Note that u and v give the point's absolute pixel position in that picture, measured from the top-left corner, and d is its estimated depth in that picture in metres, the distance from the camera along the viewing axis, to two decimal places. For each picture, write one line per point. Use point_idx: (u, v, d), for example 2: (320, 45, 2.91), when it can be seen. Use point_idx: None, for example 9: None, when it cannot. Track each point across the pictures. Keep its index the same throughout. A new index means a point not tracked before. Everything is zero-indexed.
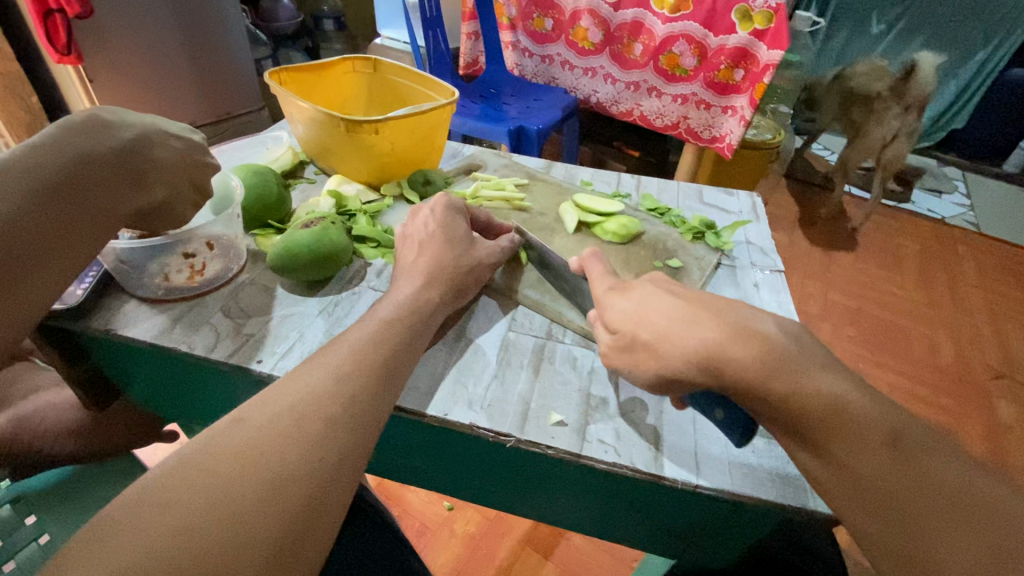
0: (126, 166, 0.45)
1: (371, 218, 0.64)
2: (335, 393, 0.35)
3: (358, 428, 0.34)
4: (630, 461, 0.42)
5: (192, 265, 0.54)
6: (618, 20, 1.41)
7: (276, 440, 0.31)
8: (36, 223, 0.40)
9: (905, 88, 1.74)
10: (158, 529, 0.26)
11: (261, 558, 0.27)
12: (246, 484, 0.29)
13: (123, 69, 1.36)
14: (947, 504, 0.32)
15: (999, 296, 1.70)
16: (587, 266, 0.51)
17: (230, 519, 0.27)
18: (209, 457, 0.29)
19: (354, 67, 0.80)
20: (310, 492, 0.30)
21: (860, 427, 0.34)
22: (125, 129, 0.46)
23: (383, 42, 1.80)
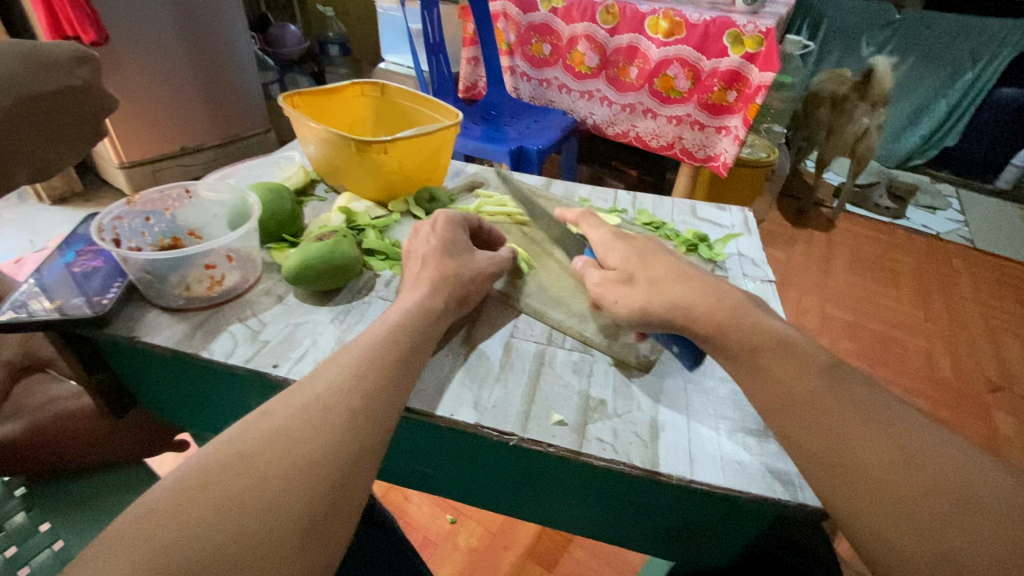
0: (77, 121, 0.54)
1: (379, 232, 0.68)
2: (352, 387, 0.38)
3: (374, 420, 0.37)
4: (628, 459, 0.44)
5: (211, 276, 0.56)
6: (614, 44, 1.47)
7: (299, 429, 0.33)
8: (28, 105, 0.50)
9: (867, 88, 1.86)
10: (192, 509, 0.28)
11: (290, 537, 0.29)
12: (273, 469, 0.31)
13: (136, 93, 1.42)
14: (928, 467, 0.34)
15: (995, 310, 1.72)
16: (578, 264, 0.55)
17: (261, 501, 0.30)
18: (236, 445, 0.32)
19: (362, 91, 0.85)
20: (332, 479, 0.32)
21: (856, 407, 0.37)
22: (61, 72, 0.52)
23: (388, 66, 1.87)
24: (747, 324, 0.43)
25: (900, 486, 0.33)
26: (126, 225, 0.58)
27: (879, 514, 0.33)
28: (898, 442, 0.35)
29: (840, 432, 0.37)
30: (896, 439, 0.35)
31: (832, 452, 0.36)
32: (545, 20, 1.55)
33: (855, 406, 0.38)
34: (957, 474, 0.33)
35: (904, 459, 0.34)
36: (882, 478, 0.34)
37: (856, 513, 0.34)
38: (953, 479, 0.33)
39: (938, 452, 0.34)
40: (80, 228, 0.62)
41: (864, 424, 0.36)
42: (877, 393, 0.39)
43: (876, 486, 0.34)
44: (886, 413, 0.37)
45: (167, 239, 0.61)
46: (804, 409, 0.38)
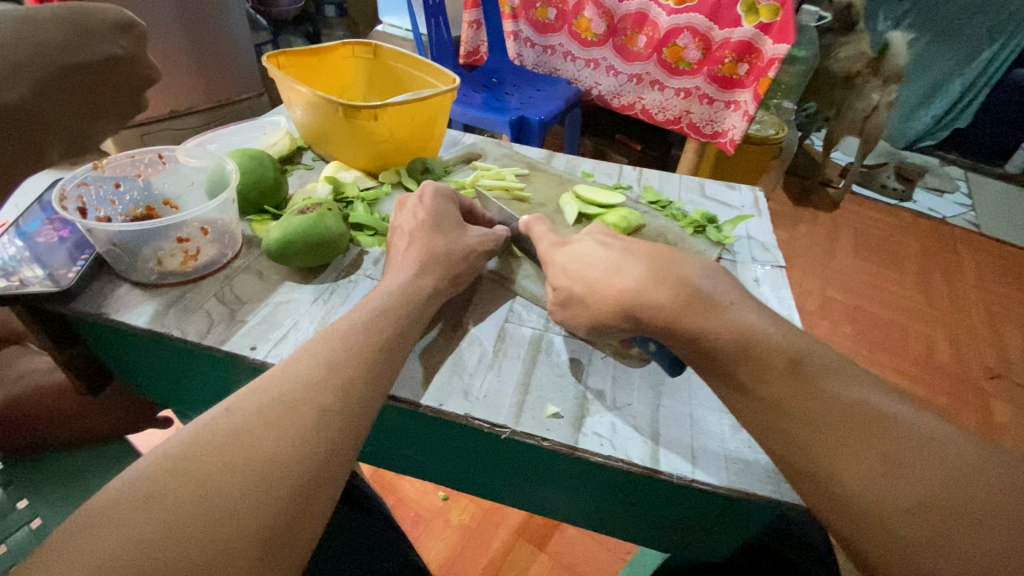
0: (121, 90, 0.45)
1: (368, 205, 0.64)
2: (324, 384, 0.35)
3: (349, 419, 0.35)
4: (626, 455, 0.41)
5: (185, 250, 0.53)
6: (623, 10, 1.40)
7: (265, 430, 0.31)
8: (76, 92, 0.43)
9: (882, 61, 1.77)
10: (140, 522, 0.26)
11: (246, 551, 0.27)
12: (233, 475, 0.29)
13: None
14: (877, 436, 0.32)
15: (997, 297, 1.70)
16: (544, 238, 0.53)
17: (218, 510, 0.27)
18: (194, 447, 0.29)
19: (354, 52, 0.79)
20: (299, 485, 0.30)
21: (803, 380, 0.36)
22: (100, 41, 0.43)
23: (385, 29, 1.79)
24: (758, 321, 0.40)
25: (849, 464, 0.32)
26: (93, 192, 0.54)
27: (831, 494, 0.32)
28: (876, 434, 0.32)
29: (811, 424, 0.34)
30: (877, 432, 0.33)
31: (782, 433, 0.35)
32: None
33: (802, 379, 0.36)
34: (909, 440, 0.32)
35: (867, 451, 0.32)
36: (834, 461, 0.33)
37: (812, 491, 0.34)
38: (903, 449, 0.32)
39: (890, 418, 0.33)
40: (46, 192, 0.58)
41: (812, 399, 0.35)
42: (840, 363, 0.37)
43: (826, 465, 0.33)
44: (835, 383, 0.35)
45: (140, 209, 0.57)
46: (762, 394, 0.36)
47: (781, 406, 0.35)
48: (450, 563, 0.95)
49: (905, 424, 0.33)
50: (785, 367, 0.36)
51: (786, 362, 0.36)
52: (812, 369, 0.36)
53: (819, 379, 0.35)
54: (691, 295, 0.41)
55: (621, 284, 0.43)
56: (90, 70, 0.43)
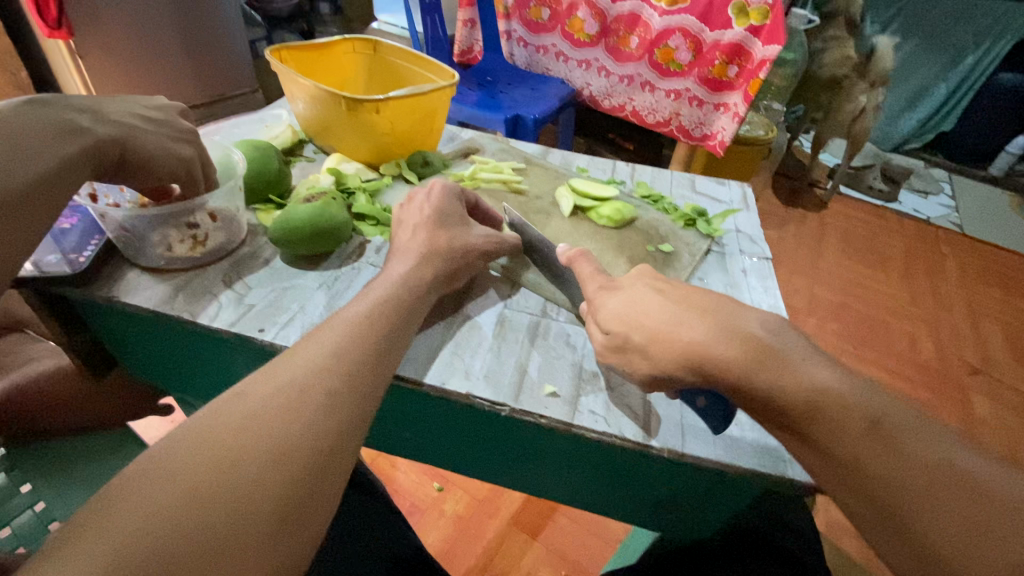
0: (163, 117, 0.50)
1: (370, 196, 0.65)
2: (332, 367, 0.37)
3: (355, 399, 0.37)
4: (620, 431, 0.43)
5: (194, 236, 0.54)
6: (616, 11, 1.43)
7: (279, 409, 0.33)
8: (120, 111, 0.48)
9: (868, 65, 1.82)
10: (164, 492, 0.28)
11: (264, 522, 0.29)
12: (249, 449, 0.31)
13: (110, 42, 1.46)
14: (967, 502, 0.30)
15: (980, 296, 1.75)
16: (592, 279, 0.50)
17: (235, 485, 0.29)
18: (210, 425, 0.31)
19: (354, 48, 0.81)
20: (310, 460, 0.32)
21: (882, 441, 0.32)
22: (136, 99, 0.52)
23: (380, 26, 1.80)
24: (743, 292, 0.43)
25: (937, 531, 0.30)
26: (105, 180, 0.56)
27: (918, 562, 0.30)
28: (971, 496, 0.30)
29: (899, 489, 0.31)
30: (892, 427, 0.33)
31: (862, 495, 0.32)
32: None
33: (881, 439, 0.33)
34: (1002, 505, 0.29)
35: (956, 519, 0.30)
36: (918, 527, 0.30)
37: (894, 553, 0.31)
38: (998, 517, 0.29)
39: (977, 479, 0.30)
40: None
41: (893, 462, 0.32)
42: (918, 419, 0.34)
43: (909, 532, 0.30)
44: (915, 443, 0.32)
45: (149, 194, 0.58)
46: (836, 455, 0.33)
47: (855, 469, 0.32)
48: (446, 550, 0.97)
49: (975, 477, 0.30)
50: (860, 426, 0.33)
51: (862, 420, 0.33)
52: (889, 428, 0.33)
53: (898, 438, 0.32)
54: None
55: None
56: (124, 99, 0.50)
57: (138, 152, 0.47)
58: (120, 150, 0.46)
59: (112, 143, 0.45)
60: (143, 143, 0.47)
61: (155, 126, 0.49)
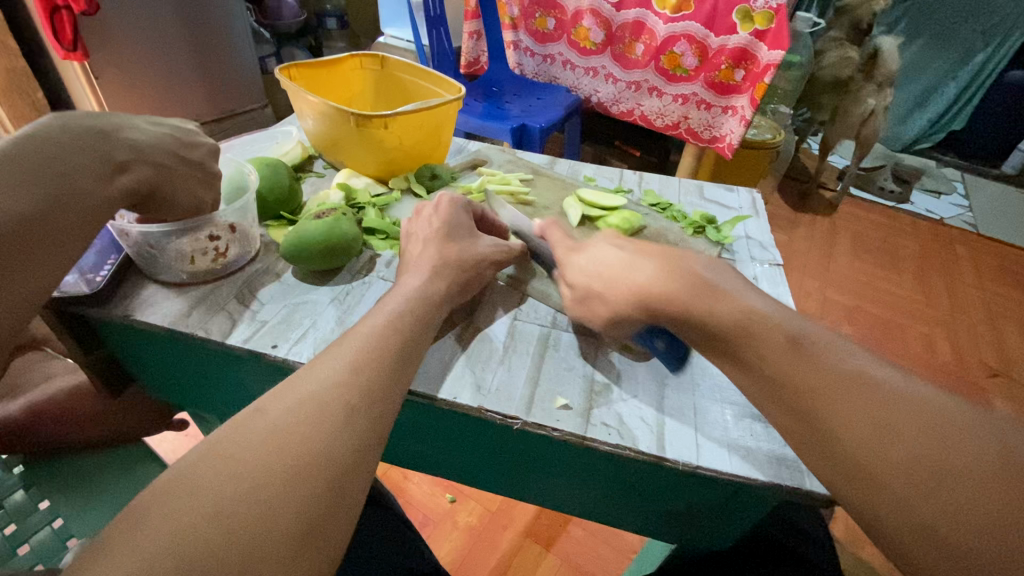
0: (198, 154, 0.50)
1: (380, 210, 0.65)
2: (349, 382, 0.37)
3: (373, 415, 0.37)
4: (633, 443, 0.43)
5: (215, 247, 0.54)
6: (620, 20, 1.44)
7: (298, 426, 0.33)
8: (161, 146, 0.48)
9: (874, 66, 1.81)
10: (186, 514, 0.28)
11: (286, 541, 0.29)
12: (269, 469, 0.31)
13: (123, 62, 1.48)
14: (937, 445, 0.31)
15: (997, 297, 1.72)
16: (562, 244, 0.55)
17: (257, 504, 0.29)
18: (229, 445, 0.31)
19: (362, 64, 0.82)
20: (330, 475, 0.32)
21: (861, 394, 0.34)
22: (172, 122, 0.51)
23: (387, 40, 1.83)
24: (758, 297, 0.42)
25: (904, 474, 0.31)
26: None
27: (887, 504, 0.32)
28: (937, 440, 0.32)
29: (872, 438, 0.33)
30: (889, 410, 0.33)
31: (838, 444, 0.34)
32: None
33: (860, 393, 0.34)
34: (965, 445, 0.31)
35: (922, 461, 0.31)
36: (890, 467, 0.32)
37: (865, 501, 0.33)
38: (962, 460, 0.31)
39: (944, 426, 0.32)
40: None
41: (868, 413, 0.34)
42: (904, 379, 0.35)
43: (879, 476, 0.32)
44: (889, 393, 0.34)
45: None
46: (816, 411, 0.35)
47: (831, 419, 0.35)
48: (460, 563, 0.96)
49: (944, 424, 0.32)
50: (845, 386, 0.35)
51: (845, 379, 0.35)
52: (868, 381, 0.35)
53: (879, 393, 0.34)
54: (687, 278, 0.43)
55: (632, 276, 0.45)
56: (162, 127, 0.49)
57: (164, 193, 0.48)
58: (150, 192, 0.47)
59: (143, 185, 0.46)
60: (172, 186, 0.48)
61: (189, 167, 0.49)
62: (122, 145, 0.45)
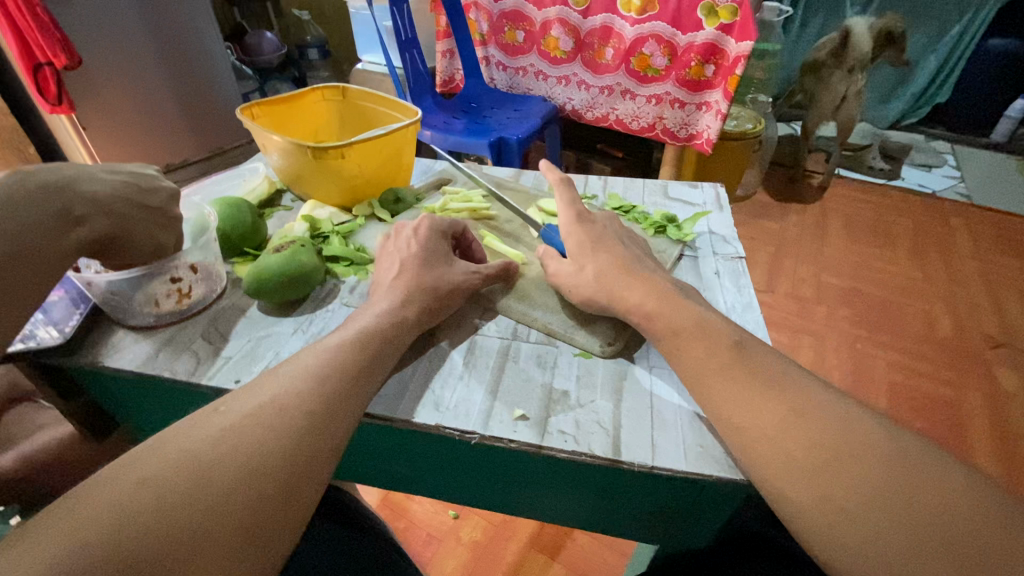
0: (158, 201, 0.52)
1: (344, 237, 0.67)
2: (311, 388, 0.40)
3: (331, 418, 0.39)
4: (589, 448, 0.43)
5: (178, 289, 0.56)
6: (588, 26, 1.45)
7: (255, 427, 0.36)
8: (120, 195, 0.49)
9: (845, 51, 1.83)
10: (136, 503, 0.30)
11: (229, 537, 0.31)
12: (220, 468, 0.33)
13: (108, 111, 1.52)
14: (855, 464, 0.36)
15: (995, 266, 1.70)
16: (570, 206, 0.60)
17: (205, 500, 0.32)
18: (188, 441, 0.34)
19: (324, 96, 0.84)
20: (279, 475, 0.35)
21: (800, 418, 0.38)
22: (132, 169, 0.53)
23: (364, 66, 1.87)
24: None
25: (830, 491, 0.35)
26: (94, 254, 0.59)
27: (819, 522, 0.35)
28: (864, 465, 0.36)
29: (807, 465, 0.37)
30: (820, 432, 0.38)
31: (783, 467, 0.37)
32: (517, 6, 1.53)
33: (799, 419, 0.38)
34: (886, 464, 0.35)
35: (849, 478, 0.35)
36: (811, 484, 0.36)
37: (796, 511, 0.36)
38: (883, 476, 0.35)
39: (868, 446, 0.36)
40: None
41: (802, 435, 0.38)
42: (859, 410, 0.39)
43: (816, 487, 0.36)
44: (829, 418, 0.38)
45: None
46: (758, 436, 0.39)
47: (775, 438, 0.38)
48: None
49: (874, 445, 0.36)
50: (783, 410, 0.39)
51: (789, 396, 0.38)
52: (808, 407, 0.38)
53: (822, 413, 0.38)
54: None
55: None
56: (121, 175, 0.51)
57: (126, 241, 0.50)
58: (108, 244, 0.49)
59: (101, 235, 0.48)
60: (132, 234, 0.50)
61: (149, 214, 0.51)
62: (81, 198, 0.47)
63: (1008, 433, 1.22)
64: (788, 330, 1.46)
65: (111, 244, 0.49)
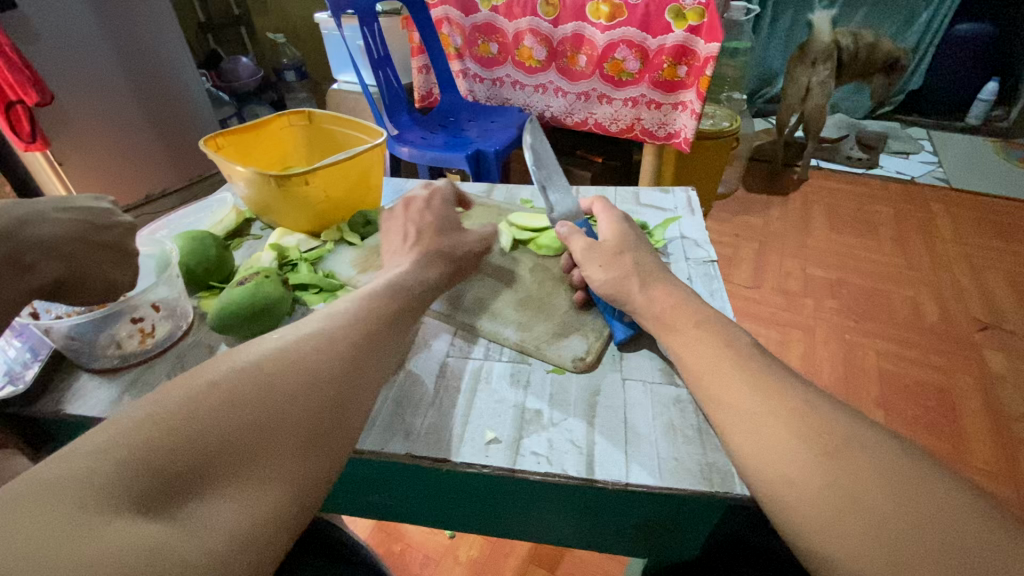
0: (112, 237, 0.50)
1: (313, 264, 0.66)
2: (354, 326, 0.44)
3: (371, 350, 0.44)
4: (563, 469, 0.43)
5: (141, 329, 0.55)
6: (560, 35, 1.46)
7: (310, 349, 0.40)
8: (68, 236, 0.47)
9: (808, 45, 1.87)
10: (216, 397, 0.34)
11: (297, 435, 0.35)
12: (285, 378, 0.37)
13: (82, 146, 1.50)
14: (852, 457, 0.34)
15: (978, 248, 1.72)
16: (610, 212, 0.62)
17: (276, 399, 0.35)
18: (249, 358, 0.38)
19: (290, 121, 0.83)
20: (333, 389, 0.39)
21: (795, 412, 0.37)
22: (85, 203, 0.50)
23: (340, 86, 1.86)
24: None
25: (825, 492, 0.33)
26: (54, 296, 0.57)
27: (825, 524, 0.33)
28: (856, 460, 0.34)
29: (805, 464, 0.35)
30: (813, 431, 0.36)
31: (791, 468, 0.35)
32: (488, 19, 1.53)
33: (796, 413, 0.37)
34: (882, 462, 0.34)
35: (855, 474, 0.33)
36: (793, 481, 0.35)
37: (799, 513, 0.34)
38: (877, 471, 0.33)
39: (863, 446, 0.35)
40: None
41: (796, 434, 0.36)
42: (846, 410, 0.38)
43: (822, 485, 0.34)
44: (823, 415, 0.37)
45: None
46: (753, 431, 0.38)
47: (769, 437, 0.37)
48: None
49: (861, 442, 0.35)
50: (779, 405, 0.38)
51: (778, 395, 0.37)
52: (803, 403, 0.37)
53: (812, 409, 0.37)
54: None
55: None
56: (72, 212, 0.49)
57: (79, 281, 0.49)
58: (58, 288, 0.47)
59: (49, 279, 0.47)
60: (83, 275, 0.48)
61: (101, 252, 0.49)
62: (28, 242, 0.45)
63: (1003, 416, 1.22)
64: (777, 325, 1.46)
65: (63, 286, 0.48)
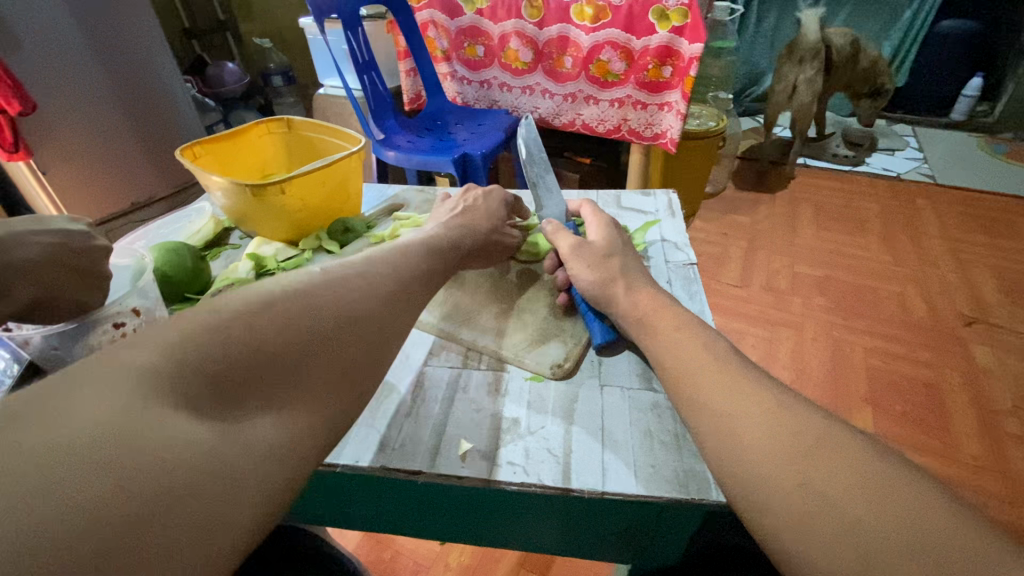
0: (91, 261, 0.50)
1: (291, 274, 0.65)
2: (395, 269, 0.44)
3: (407, 293, 0.44)
4: (539, 479, 0.42)
5: (123, 334, 0.53)
6: (545, 37, 1.46)
7: (354, 284, 0.40)
8: (50, 260, 0.47)
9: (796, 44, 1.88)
10: (267, 314, 0.33)
11: (334, 370, 0.35)
12: (330, 307, 0.37)
13: (64, 155, 1.49)
14: (832, 454, 0.34)
15: (964, 243, 1.73)
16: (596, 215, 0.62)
17: (319, 327, 0.35)
18: (297, 283, 0.37)
19: (269, 129, 0.82)
20: (373, 328, 0.39)
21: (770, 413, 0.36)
22: (64, 223, 0.50)
23: (327, 91, 1.86)
24: None
25: (793, 493, 0.33)
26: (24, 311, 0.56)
27: (797, 523, 0.32)
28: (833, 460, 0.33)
29: (779, 464, 0.34)
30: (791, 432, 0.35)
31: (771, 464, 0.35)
32: (473, 22, 1.53)
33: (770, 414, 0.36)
34: (860, 461, 0.33)
35: (828, 473, 0.33)
36: (770, 480, 0.34)
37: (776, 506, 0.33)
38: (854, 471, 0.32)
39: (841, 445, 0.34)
40: None
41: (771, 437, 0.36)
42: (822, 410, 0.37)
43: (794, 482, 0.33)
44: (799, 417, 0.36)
45: None
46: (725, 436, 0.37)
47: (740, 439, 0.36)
48: None
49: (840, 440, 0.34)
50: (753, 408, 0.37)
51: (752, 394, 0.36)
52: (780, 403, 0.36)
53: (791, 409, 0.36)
54: None
55: None
56: (50, 231, 0.48)
57: (51, 304, 0.48)
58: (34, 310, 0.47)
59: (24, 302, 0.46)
60: (60, 298, 0.49)
61: (80, 275, 0.49)
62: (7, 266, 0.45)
63: (990, 410, 1.23)
64: (766, 323, 1.47)
65: (37, 309, 0.48)
